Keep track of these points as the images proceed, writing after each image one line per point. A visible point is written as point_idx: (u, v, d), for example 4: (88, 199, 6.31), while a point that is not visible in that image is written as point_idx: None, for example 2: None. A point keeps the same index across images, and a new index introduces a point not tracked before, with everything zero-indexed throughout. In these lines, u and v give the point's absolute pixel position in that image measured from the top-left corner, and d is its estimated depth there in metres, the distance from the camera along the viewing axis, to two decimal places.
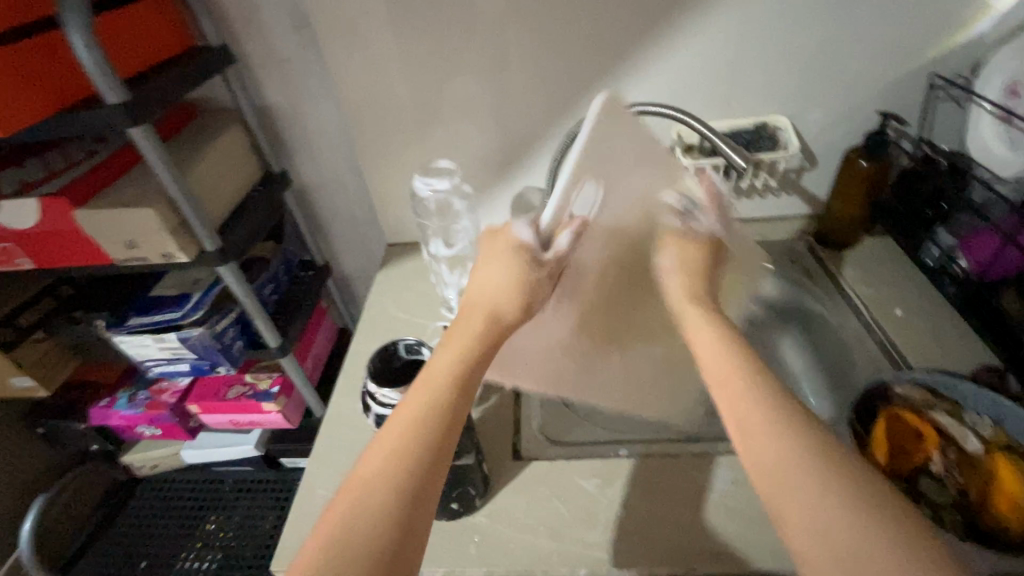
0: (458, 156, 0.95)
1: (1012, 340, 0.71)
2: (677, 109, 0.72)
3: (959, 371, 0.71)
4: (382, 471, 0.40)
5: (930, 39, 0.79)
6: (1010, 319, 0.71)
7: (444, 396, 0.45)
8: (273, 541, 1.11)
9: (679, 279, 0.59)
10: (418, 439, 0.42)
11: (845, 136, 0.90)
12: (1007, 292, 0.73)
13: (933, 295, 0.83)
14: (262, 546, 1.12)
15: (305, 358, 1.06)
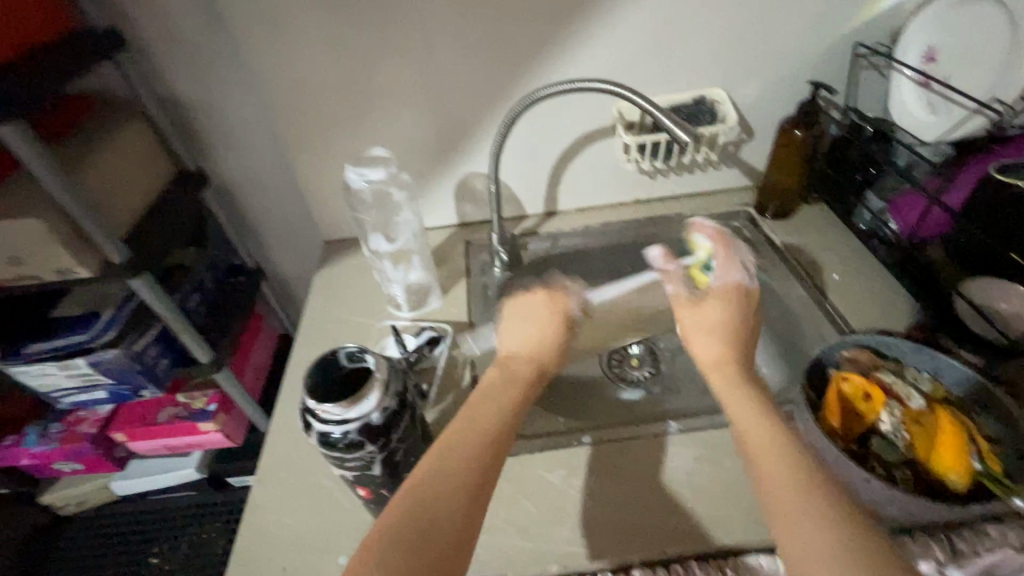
0: (394, 144, 0.90)
1: (940, 295, 0.74)
2: (619, 85, 0.70)
3: (896, 330, 0.74)
4: (444, 505, 0.44)
5: (854, 7, 0.81)
6: (939, 275, 0.75)
7: (487, 435, 0.50)
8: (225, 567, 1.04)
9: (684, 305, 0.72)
10: (464, 471, 0.46)
11: (780, 108, 0.92)
12: (934, 249, 0.77)
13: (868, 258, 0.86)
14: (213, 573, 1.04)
15: (244, 369, 0.98)
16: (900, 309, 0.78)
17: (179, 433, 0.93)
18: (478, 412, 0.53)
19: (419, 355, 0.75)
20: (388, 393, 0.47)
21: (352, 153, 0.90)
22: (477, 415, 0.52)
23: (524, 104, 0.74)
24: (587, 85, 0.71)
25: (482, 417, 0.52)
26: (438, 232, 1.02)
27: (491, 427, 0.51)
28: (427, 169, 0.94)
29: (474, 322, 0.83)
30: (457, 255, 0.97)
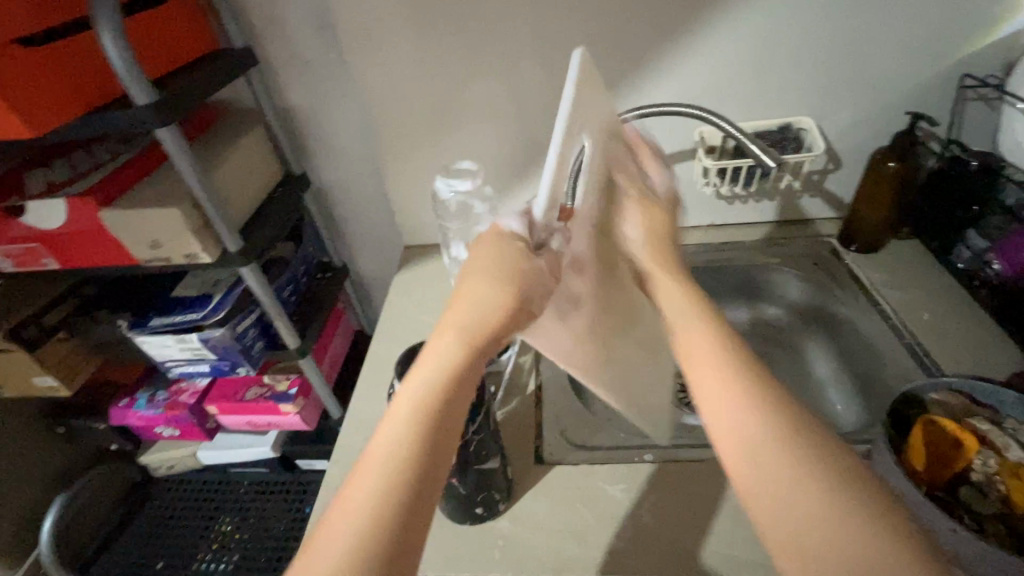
0: (478, 157, 0.95)
1: None
2: (704, 110, 0.71)
3: (994, 377, 0.69)
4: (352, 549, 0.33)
5: (963, 36, 0.78)
6: None
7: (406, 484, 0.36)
8: (288, 544, 1.11)
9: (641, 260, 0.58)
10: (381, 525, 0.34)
11: (872, 138, 0.89)
12: None
13: (964, 299, 0.81)
14: (277, 548, 1.11)
15: (323, 359, 1.06)
16: (1000, 356, 0.72)
17: (263, 412, 1.01)
18: (396, 438, 0.37)
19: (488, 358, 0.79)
20: None
21: (436, 164, 0.97)
22: (379, 465, 0.37)
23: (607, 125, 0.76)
24: (672, 108, 0.73)
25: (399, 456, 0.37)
26: None
27: (444, 412, 0.39)
28: (504, 183, 0.99)
29: None
30: None
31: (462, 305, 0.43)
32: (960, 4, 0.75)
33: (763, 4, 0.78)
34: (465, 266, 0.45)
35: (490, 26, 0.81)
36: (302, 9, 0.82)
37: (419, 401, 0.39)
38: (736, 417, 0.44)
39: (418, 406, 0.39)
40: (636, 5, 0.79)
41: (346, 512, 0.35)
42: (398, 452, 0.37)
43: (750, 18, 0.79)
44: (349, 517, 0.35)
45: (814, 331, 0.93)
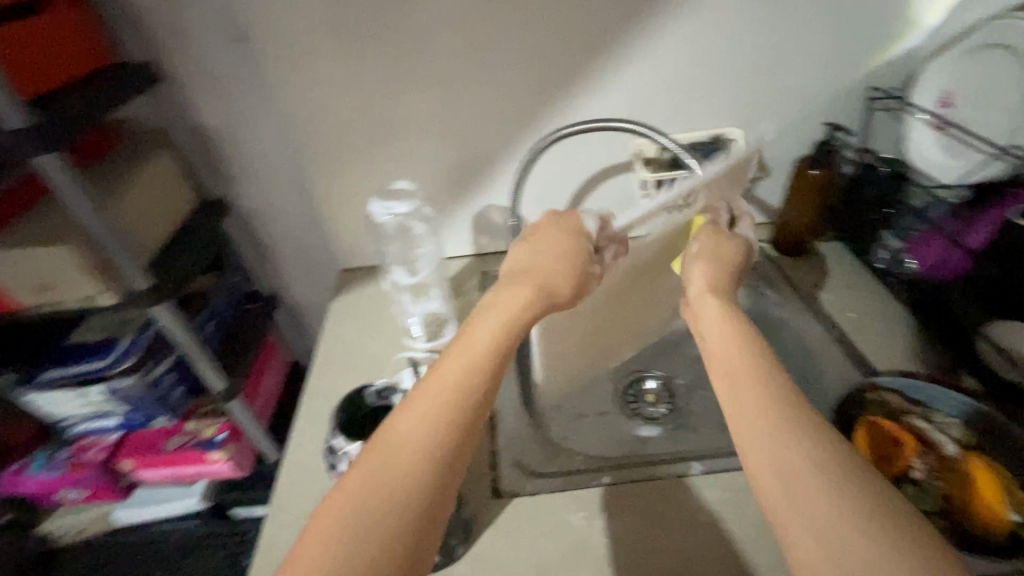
0: (416, 174, 0.92)
1: (957, 337, 0.73)
2: (640, 125, 0.72)
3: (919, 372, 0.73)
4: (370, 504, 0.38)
5: (867, 50, 0.83)
6: (959, 317, 0.73)
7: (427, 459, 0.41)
8: None
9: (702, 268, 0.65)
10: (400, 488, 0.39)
11: (794, 147, 0.93)
12: (958, 291, 0.74)
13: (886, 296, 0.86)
14: None
15: (255, 398, 0.98)
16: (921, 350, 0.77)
17: (188, 462, 0.91)
18: (419, 420, 0.43)
19: None
20: None
21: (370, 183, 0.92)
22: (400, 440, 0.42)
23: (543, 141, 0.75)
24: (608, 123, 0.73)
25: (420, 436, 0.42)
26: (453, 263, 1.03)
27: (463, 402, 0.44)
28: (443, 199, 0.96)
29: None
30: (470, 289, 0.97)
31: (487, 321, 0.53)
32: (861, 21, 0.81)
33: (687, 20, 0.80)
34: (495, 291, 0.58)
35: (417, 36, 0.79)
36: (212, 20, 0.75)
37: (445, 389, 0.45)
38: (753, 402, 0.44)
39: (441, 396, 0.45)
40: (565, 19, 0.79)
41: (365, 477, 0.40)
42: (420, 428, 0.42)
43: (675, 33, 0.81)
44: (372, 476, 0.40)
45: None
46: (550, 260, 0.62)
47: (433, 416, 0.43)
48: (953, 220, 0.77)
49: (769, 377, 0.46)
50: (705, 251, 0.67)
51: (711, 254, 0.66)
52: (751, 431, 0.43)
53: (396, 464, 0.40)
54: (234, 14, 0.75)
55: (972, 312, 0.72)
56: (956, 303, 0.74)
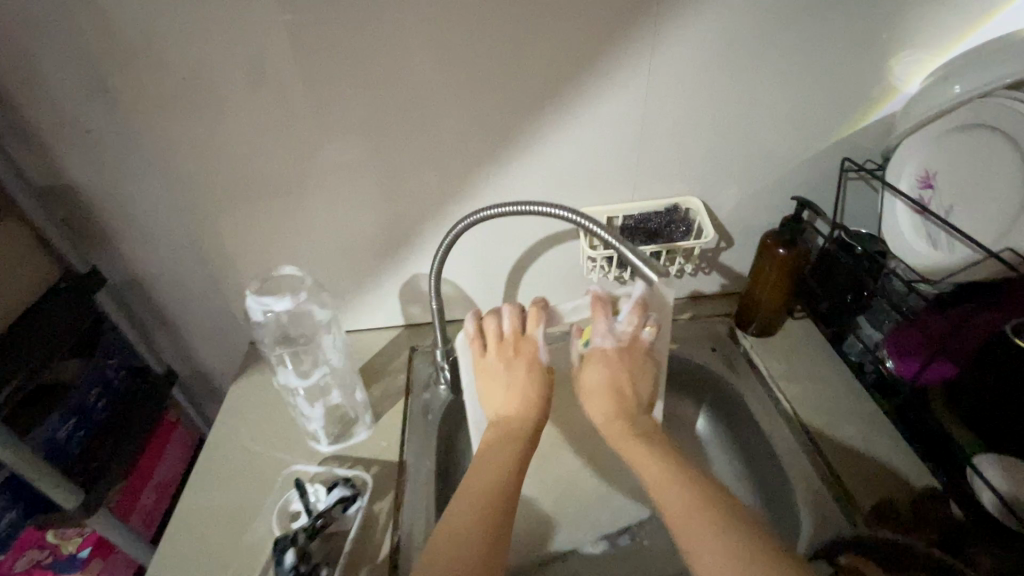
0: (332, 241, 0.80)
1: (948, 458, 0.65)
2: (580, 214, 0.61)
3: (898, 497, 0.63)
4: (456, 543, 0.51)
5: (840, 116, 0.74)
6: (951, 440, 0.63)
7: (490, 506, 0.55)
8: None
9: (603, 379, 0.68)
10: (479, 526, 0.53)
11: (758, 218, 0.83)
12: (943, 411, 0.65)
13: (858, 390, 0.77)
14: None
15: (138, 493, 0.86)
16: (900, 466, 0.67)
17: None
18: (478, 481, 0.58)
19: (326, 518, 0.62)
20: None
21: (279, 249, 0.80)
22: (465, 504, 0.55)
23: (468, 219, 0.63)
24: (543, 207, 0.61)
25: (481, 493, 0.56)
26: (380, 334, 0.91)
27: (507, 468, 0.59)
28: (366, 265, 0.84)
29: (405, 463, 0.71)
30: (397, 368, 0.85)
31: (508, 414, 0.66)
32: (832, 85, 0.71)
33: (638, 81, 0.69)
34: (489, 376, 0.69)
35: (320, 91, 0.66)
36: (69, 67, 0.62)
37: (491, 461, 0.60)
38: (658, 471, 0.57)
39: (491, 465, 0.60)
40: (496, 75, 0.67)
41: (448, 527, 0.53)
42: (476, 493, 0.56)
43: (625, 95, 0.70)
44: (450, 533, 0.52)
45: (714, 422, 0.83)
46: (511, 402, 0.67)
47: (478, 494, 0.56)
48: (938, 318, 0.65)
49: (656, 450, 0.60)
50: (595, 381, 0.69)
51: (597, 383, 0.68)
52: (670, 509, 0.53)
53: (469, 525, 0.53)
54: (97, 61, 0.62)
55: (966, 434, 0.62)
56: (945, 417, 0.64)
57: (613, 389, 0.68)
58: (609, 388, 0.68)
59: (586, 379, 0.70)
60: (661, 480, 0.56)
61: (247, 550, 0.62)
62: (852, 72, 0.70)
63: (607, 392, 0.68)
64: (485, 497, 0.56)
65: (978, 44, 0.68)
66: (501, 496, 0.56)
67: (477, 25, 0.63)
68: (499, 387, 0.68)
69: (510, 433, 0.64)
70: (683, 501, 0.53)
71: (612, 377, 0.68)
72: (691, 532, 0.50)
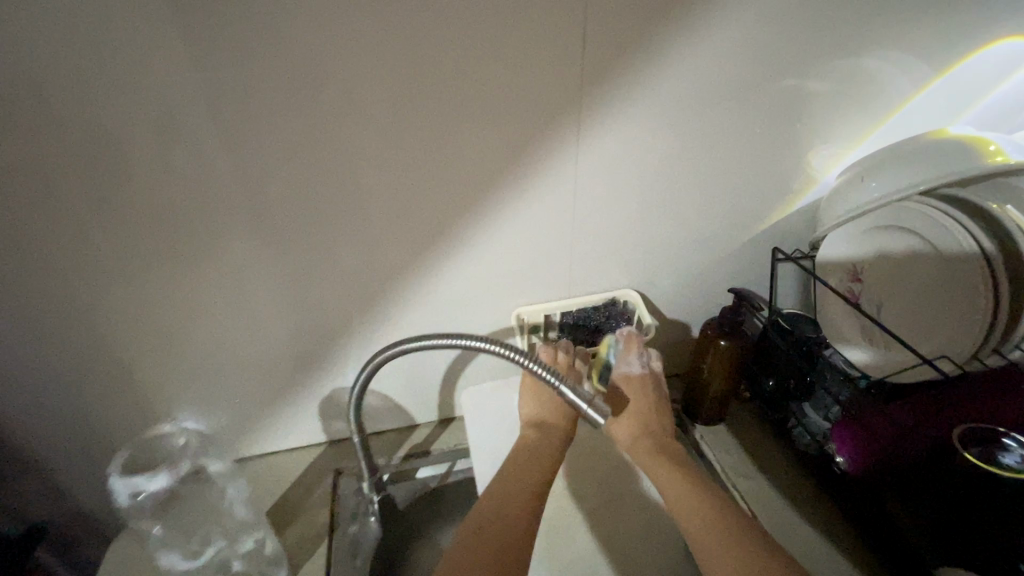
0: (237, 363, 0.70)
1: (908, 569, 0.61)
2: (512, 348, 0.54)
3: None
4: (475, 544, 0.52)
5: (767, 207, 0.75)
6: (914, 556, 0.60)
7: (517, 511, 0.56)
8: None
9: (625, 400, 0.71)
10: (504, 526, 0.54)
11: (697, 304, 0.82)
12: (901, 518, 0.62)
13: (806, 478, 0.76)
14: None
15: None
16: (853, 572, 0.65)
17: None
18: (509, 488, 0.60)
19: None
20: None
21: (175, 378, 0.68)
22: (492, 509, 0.57)
23: (386, 353, 0.56)
24: (468, 339, 0.53)
25: (513, 497, 0.58)
26: (299, 454, 0.80)
27: (541, 472, 0.63)
28: (281, 385, 0.74)
29: None
30: (317, 502, 0.74)
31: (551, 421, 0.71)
32: (761, 179, 0.72)
33: (575, 183, 0.66)
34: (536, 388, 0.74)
35: (216, 208, 0.57)
36: None
37: (522, 467, 0.63)
38: (688, 492, 0.57)
39: (523, 473, 0.62)
40: (425, 182, 0.61)
41: (475, 526, 0.55)
42: (505, 497, 0.59)
43: (562, 196, 0.67)
44: (472, 532, 0.54)
45: None
46: (551, 410, 0.71)
47: (507, 496, 0.59)
48: (880, 417, 0.64)
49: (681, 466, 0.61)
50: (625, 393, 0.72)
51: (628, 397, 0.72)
52: (690, 523, 0.53)
53: (499, 526, 0.54)
54: None
55: (923, 543, 0.59)
56: (896, 523, 0.62)
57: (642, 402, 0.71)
58: (639, 406, 0.70)
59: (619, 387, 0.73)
60: (681, 502, 0.56)
61: None
62: (775, 166, 0.71)
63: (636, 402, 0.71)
64: (517, 500, 0.58)
65: (875, 148, 0.73)
66: (529, 499, 0.59)
67: (390, 136, 0.57)
68: (544, 403, 0.72)
69: (547, 438, 0.68)
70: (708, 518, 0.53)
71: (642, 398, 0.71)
72: (714, 555, 0.49)
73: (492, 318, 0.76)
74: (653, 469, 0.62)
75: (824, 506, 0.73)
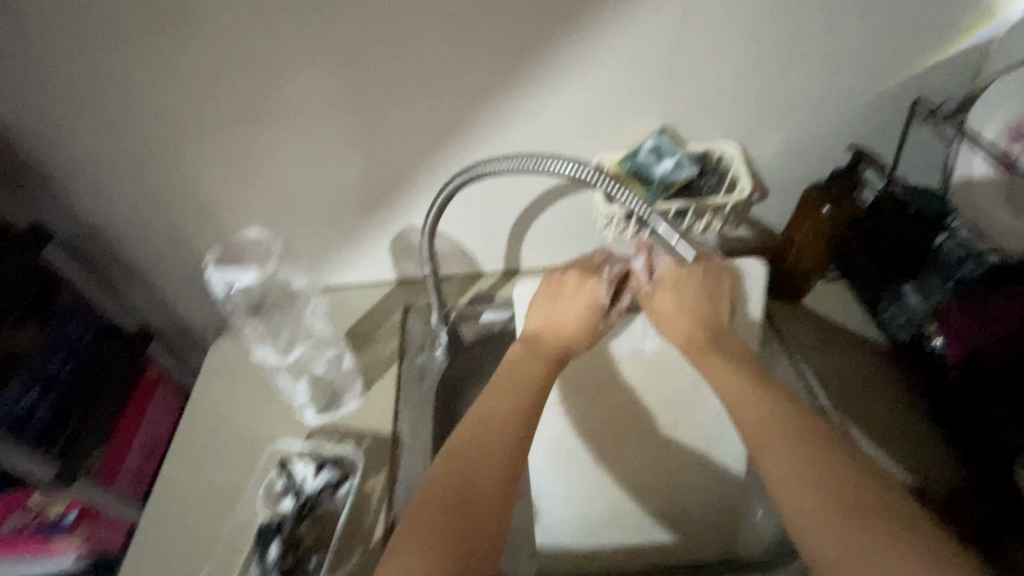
0: (312, 193, 0.69)
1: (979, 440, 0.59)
2: (591, 170, 0.53)
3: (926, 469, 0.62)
4: (458, 487, 0.46)
5: (909, 50, 0.62)
6: (999, 430, 0.56)
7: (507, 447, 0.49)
8: None
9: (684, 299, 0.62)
10: (486, 466, 0.47)
11: (806, 169, 0.72)
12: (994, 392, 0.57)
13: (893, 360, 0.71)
14: None
15: (115, 475, 0.78)
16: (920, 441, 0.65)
17: None
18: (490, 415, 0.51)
19: (314, 501, 0.57)
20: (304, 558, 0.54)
21: (251, 207, 0.69)
22: (480, 442, 0.49)
23: (467, 175, 0.56)
24: (553, 162, 0.53)
25: (500, 430, 0.50)
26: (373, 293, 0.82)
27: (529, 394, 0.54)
28: (349, 222, 0.73)
29: (399, 436, 0.66)
30: (385, 338, 0.78)
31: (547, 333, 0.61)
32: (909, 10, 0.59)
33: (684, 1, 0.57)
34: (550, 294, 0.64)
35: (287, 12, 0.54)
36: None
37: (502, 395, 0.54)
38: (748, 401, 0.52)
39: (507, 399, 0.53)
40: None
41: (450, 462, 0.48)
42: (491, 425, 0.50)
43: (661, 23, 0.59)
44: (458, 471, 0.47)
45: None
46: (553, 329, 0.62)
47: (487, 424, 0.51)
48: (1005, 302, 0.58)
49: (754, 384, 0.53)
50: (661, 307, 0.62)
51: (665, 311, 0.61)
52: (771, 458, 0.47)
53: (481, 467, 0.47)
54: None
55: (999, 406, 0.56)
56: (981, 392, 0.58)
57: (687, 315, 0.61)
58: (676, 333, 0.61)
59: (655, 304, 0.62)
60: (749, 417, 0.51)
61: (233, 532, 0.58)
62: None
63: (680, 321, 0.61)
64: (506, 433, 0.50)
65: None
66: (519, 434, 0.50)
67: None
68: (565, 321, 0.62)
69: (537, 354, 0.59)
70: (783, 446, 0.48)
71: (684, 305, 0.61)
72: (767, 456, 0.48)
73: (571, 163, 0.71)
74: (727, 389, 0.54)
75: (903, 386, 0.69)
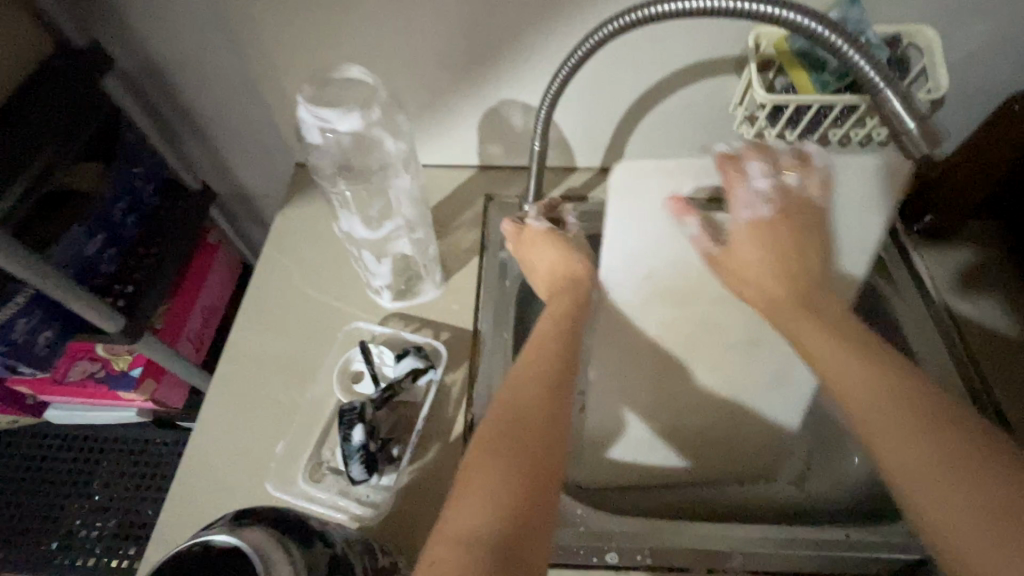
0: (404, 42, 0.57)
1: None
2: (796, 16, 0.39)
3: None
4: (503, 430, 0.39)
5: None
6: None
7: (548, 387, 0.42)
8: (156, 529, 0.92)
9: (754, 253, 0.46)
10: (528, 412, 0.40)
11: (1012, 72, 0.58)
12: None
13: None
14: (146, 522, 0.93)
15: (178, 338, 0.76)
16: None
17: (97, 395, 0.76)
18: (527, 361, 0.45)
19: (394, 391, 0.53)
20: (384, 450, 0.50)
21: (329, 55, 0.58)
22: (520, 387, 0.42)
23: (623, 22, 0.41)
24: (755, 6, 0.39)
25: (539, 374, 0.43)
26: (451, 174, 0.73)
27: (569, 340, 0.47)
28: (437, 87, 0.62)
29: (480, 332, 0.60)
30: (465, 225, 0.69)
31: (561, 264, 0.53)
32: None
33: None
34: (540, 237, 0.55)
35: None
36: None
37: (534, 337, 0.47)
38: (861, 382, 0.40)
39: (545, 344, 0.46)
40: None
41: (497, 407, 0.41)
42: (524, 370, 0.44)
43: None
44: (497, 417, 0.40)
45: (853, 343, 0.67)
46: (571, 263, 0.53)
47: (528, 368, 0.44)
48: None
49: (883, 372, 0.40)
50: (743, 256, 0.47)
51: (747, 271, 0.47)
52: (899, 464, 0.37)
53: (527, 410, 0.40)
54: None
55: None
56: None
57: (775, 276, 0.46)
58: (761, 293, 0.47)
59: (729, 262, 0.48)
60: (868, 411, 0.39)
61: (308, 408, 0.55)
62: None
63: (764, 285, 0.47)
64: (547, 374, 0.43)
65: None
66: (556, 374, 0.43)
67: None
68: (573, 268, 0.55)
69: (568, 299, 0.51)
70: (908, 426, 0.37)
71: (773, 263, 0.46)
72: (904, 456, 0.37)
73: (722, 30, 0.56)
74: (837, 368, 0.42)
75: None
